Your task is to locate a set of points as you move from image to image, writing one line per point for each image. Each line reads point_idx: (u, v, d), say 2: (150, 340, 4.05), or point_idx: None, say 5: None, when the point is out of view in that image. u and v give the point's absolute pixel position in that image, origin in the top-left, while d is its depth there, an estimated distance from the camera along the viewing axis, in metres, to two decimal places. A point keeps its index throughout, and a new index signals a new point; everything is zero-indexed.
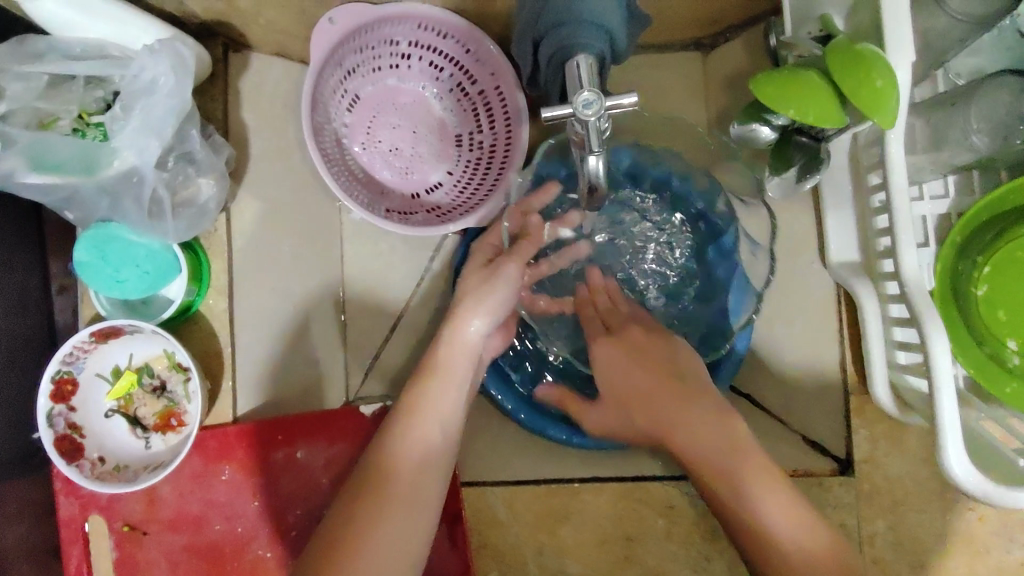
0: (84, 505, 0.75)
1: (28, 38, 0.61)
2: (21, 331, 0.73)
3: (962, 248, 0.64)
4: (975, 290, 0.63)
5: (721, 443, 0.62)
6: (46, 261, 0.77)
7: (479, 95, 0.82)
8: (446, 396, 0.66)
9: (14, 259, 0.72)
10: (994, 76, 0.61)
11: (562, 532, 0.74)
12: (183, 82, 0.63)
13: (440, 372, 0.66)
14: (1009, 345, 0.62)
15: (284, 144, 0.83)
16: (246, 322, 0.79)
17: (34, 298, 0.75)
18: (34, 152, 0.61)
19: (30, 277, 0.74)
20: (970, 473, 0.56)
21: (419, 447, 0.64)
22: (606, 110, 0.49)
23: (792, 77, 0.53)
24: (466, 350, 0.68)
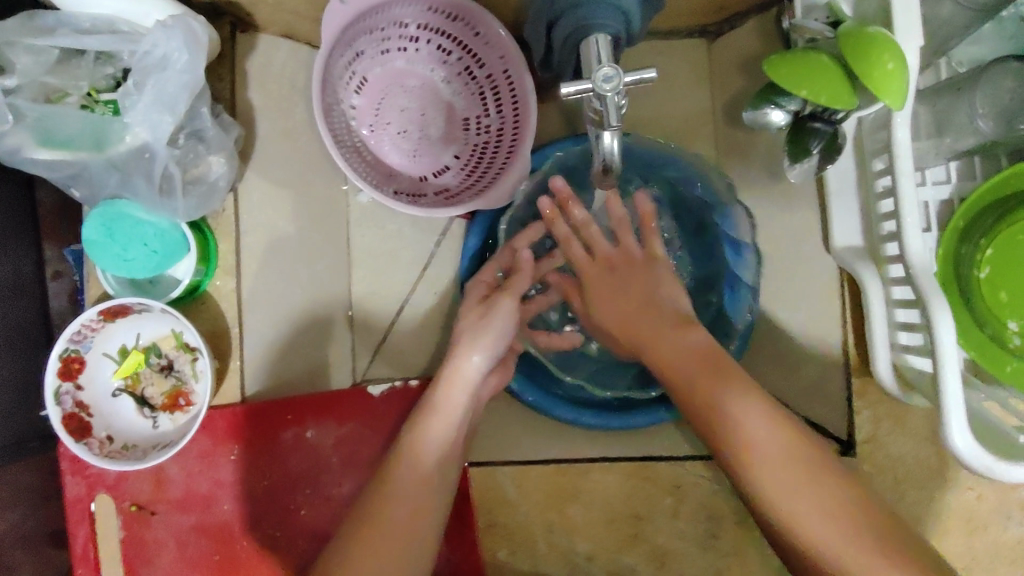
0: (91, 485, 0.75)
1: (37, 14, 0.60)
2: (16, 319, 0.73)
3: (965, 232, 0.66)
4: (977, 272, 0.65)
5: (700, 363, 0.63)
6: (40, 248, 0.77)
7: (487, 78, 0.82)
8: (442, 433, 0.68)
9: (6, 246, 0.72)
10: (998, 61, 0.62)
11: (570, 510, 0.75)
12: (195, 58, 0.63)
13: (433, 410, 0.68)
14: (1010, 326, 0.63)
15: (290, 126, 0.83)
16: (255, 303, 0.79)
17: (28, 280, 0.75)
18: (44, 127, 0.61)
19: (24, 261, 0.75)
20: (973, 448, 0.57)
21: (416, 471, 0.66)
22: (625, 86, 0.50)
23: (805, 59, 0.54)
24: (466, 387, 0.70)
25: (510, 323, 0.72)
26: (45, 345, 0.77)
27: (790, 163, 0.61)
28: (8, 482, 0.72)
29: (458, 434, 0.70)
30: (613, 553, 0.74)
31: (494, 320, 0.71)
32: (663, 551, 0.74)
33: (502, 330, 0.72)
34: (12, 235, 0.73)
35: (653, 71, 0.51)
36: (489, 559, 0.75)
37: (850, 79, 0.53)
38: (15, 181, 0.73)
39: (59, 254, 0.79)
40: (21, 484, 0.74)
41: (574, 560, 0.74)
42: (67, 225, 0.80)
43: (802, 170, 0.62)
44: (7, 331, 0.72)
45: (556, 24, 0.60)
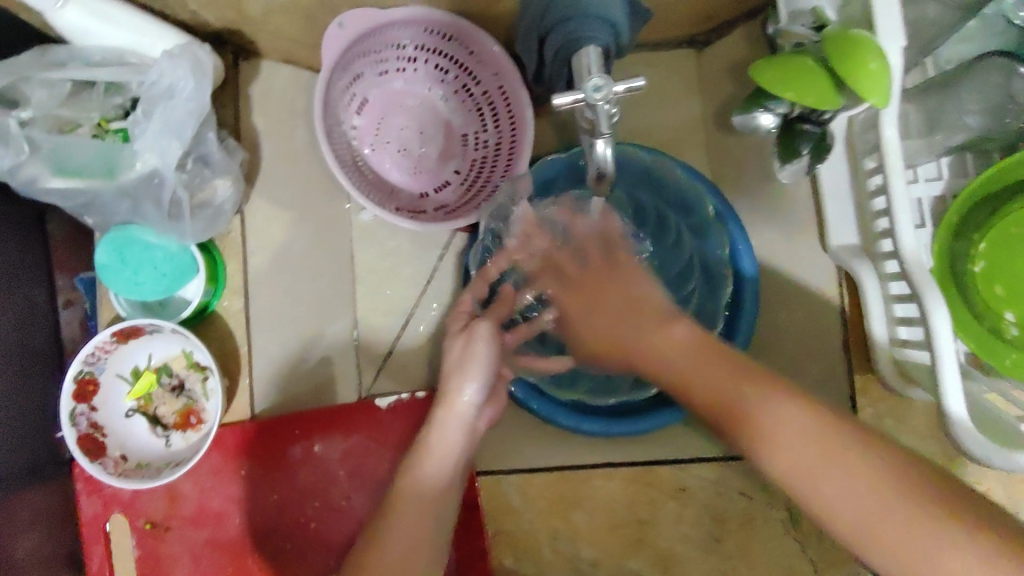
0: (107, 504, 0.76)
1: (49, 49, 0.63)
2: (32, 346, 0.75)
3: (960, 227, 0.66)
4: (972, 267, 0.66)
5: (699, 348, 0.55)
6: (52, 276, 0.79)
7: (484, 95, 0.84)
8: (432, 480, 0.64)
9: (20, 276, 0.75)
10: (991, 56, 0.63)
11: (575, 517, 0.76)
12: (201, 86, 0.65)
13: (427, 451, 0.65)
14: (1008, 318, 0.64)
15: (292, 148, 0.85)
16: (260, 321, 0.81)
17: (41, 310, 0.77)
18: (57, 158, 0.63)
19: (36, 291, 0.77)
20: (973, 436, 0.57)
21: (408, 536, 0.62)
22: (615, 94, 0.51)
23: (789, 62, 0.55)
24: (456, 425, 0.66)
25: (492, 351, 0.67)
26: (59, 368, 0.79)
27: (781, 165, 0.62)
28: (26, 508, 0.73)
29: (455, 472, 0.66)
30: (618, 558, 0.75)
31: (478, 349, 0.66)
32: (666, 555, 0.75)
33: (490, 360, 0.66)
34: (24, 266, 0.75)
35: (640, 78, 0.53)
36: (496, 567, 0.77)
37: (835, 79, 0.55)
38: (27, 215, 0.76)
39: (71, 283, 0.82)
40: (39, 509, 0.75)
41: (580, 566, 0.75)
42: (78, 253, 0.83)
43: (793, 171, 0.63)
44: (23, 357, 0.74)
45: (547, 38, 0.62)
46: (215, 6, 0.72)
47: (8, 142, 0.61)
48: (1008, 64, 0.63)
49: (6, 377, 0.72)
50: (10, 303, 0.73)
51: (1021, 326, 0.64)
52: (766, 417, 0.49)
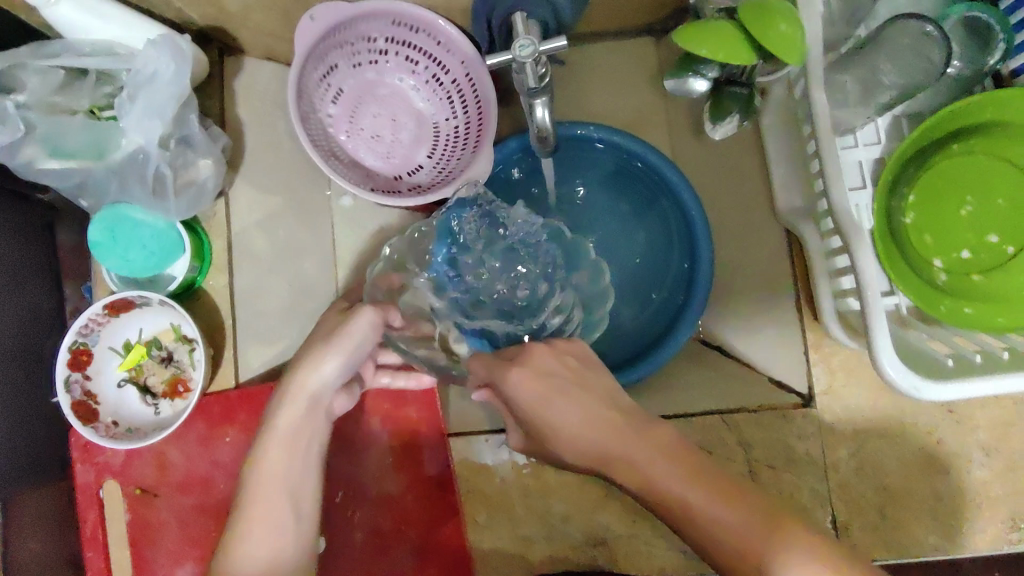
0: (99, 471, 0.81)
1: (46, 43, 0.69)
2: (35, 348, 0.80)
3: (893, 184, 0.68)
4: (904, 219, 0.67)
5: (684, 471, 0.58)
6: (59, 287, 0.84)
7: (452, 84, 0.89)
8: (277, 467, 0.62)
9: (25, 287, 0.79)
10: (900, 19, 0.66)
11: (546, 475, 0.79)
12: (182, 71, 0.71)
13: (276, 435, 0.63)
14: (937, 265, 0.66)
15: (274, 138, 0.91)
16: (244, 300, 0.87)
17: (46, 312, 0.82)
18: (51, 139, 0.69)
19: (44, 299, 0.82)
20: (897, 366, 0.61)
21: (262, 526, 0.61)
22: (541, 54, 0.56)
23: (707, 26, 0.59)
24: (298, 401, 0.64)
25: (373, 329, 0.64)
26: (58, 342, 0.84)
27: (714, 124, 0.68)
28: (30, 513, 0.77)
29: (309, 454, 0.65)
30: (587, 513, 0.78)
31: (351, 326, 0.63)
32: (634, 509, 0.77)
33: (365, 338, 0.65)
34: (29, 276, 0.80)
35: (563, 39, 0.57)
36: (470, 526, 0.79)
37: (750, 40, 0.59)
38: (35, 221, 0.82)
39: (76, 291, 0.87)
40: (44, 510, 0.79)
41: (552, 521, 0.78)
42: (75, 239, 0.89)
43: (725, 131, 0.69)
44: (25, 359, 0.78)
45: (493, 15, 0.67)
46: (197, 4, 0.79)
47: (6, 122, 0.66)
48: (919, 26, 0.65)
49: (9, 380, 0.75)
50: (15, 308, 0.77)
51: (950, 272, 0.66)
52: (786, 572, 0.51)
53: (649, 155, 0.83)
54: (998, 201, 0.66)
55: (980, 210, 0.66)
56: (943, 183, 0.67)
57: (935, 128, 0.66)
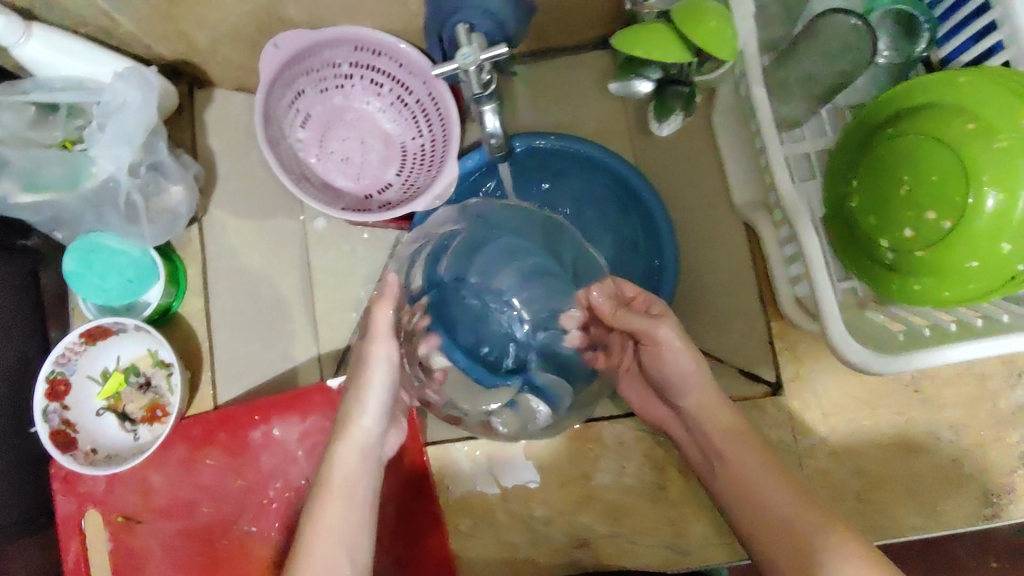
0: (81, 502, 0.80)
1: (18, 82, 0.73)
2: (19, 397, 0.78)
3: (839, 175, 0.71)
4: (850, 204, 0.69)
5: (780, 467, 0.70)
6: (45, 332, 0.84)
7: (417, 103, 0.93)
8: (337, 515, 0.62)
9: (12, 332, 0.78)
10: (830, 14, 0.70)
11: (524, 479, 0.79)
12: (148, 98, 0.74)
13: (331, 487, 0.63)
14: (883, 244, 0.66)
15: (247, 167, 0.94)
16: (221, 324, 0.91)
17: (30, 360, 0.81)
18: (26, 174, 0.71)
19: (29, 345, 0.81)
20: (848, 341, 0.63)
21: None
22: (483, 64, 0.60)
23: (643, 29, 0.62)
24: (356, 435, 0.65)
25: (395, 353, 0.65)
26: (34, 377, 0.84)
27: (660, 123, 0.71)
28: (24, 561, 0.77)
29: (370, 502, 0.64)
30: (569, 515, 0.78)
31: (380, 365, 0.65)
32: (615, 508, 0.78)
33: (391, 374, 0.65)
34: (16, 321, 0.79)
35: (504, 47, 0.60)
36: (453, 534, 0.79)
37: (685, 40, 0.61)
38: (17, 273, 0.79)
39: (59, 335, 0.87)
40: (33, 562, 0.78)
41: (533, 525, 0.78)
42: None
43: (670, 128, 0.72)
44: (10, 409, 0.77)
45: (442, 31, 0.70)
46: (166, 40, 0.82)
47: None
48: (845, 20, 0.69)
49: None
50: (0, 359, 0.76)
51: (896, 249, 0.65)
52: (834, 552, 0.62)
53: (623, 168, 0.86)
54: (932, 176, 0.63)
55: (924, 187, 0.64)
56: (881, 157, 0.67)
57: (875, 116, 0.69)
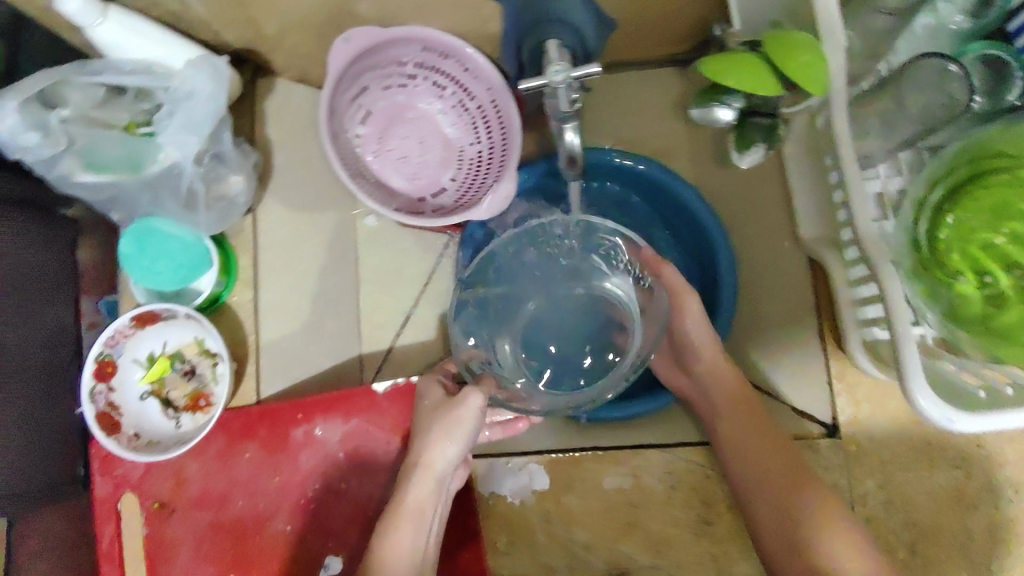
0: (117, 484, 0.81)
1: (88, 60, 0.70)
2: (53, 360, 0.84)
3: (935, 209, 0.65)
4: (936, 234, 0.65)
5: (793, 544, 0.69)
6: (78, 301, 0.89)
7: (478, 108, 0.92)
8: (420, 493, 0.70)
9: (51, 299, 0.84)
10: (920, 57, 0.68)
11: (566, 500, 0.79)
12: (218, 89, 0.72)
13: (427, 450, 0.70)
14: (963, 277, 0.63)
15: (306, 157, 0.94)
16: (269, 313, 0.90)
17: (69, 333, 0.87)
18: (89, 150, 0.70)
19: (65, 313, 0.86)
20: (934, 401, 0.61)
21: (400, 533, 0.69)
22: (575, 79, 0.55)
23: (734, 57, 0.60)
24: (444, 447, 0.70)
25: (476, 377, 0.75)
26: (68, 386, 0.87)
27: (740, 151, 0.72)
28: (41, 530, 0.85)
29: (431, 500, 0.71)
30: (610, 542, 0.78)
31: (462, 413, 0.70)
32: (658, 538, 0.78)
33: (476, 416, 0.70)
34: (52, 296, 0.84)
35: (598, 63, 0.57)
36: (491, 549, 0.80)
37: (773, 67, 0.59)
38: (56, 242, 0.85)
39: (95, 306, 0.92)
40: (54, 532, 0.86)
41: (572, 549, 0.79)
42: (101, 277, 0.93)
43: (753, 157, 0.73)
44: (43, 372, 0.83)
45: (523, 43, 0.67)
46: (236, 27, 0.82)
47: (50, 134, 0.67)
48: (942, 63, 0.67)
49: (25, 397, 0.80)
50: (36, 325, 0.82)
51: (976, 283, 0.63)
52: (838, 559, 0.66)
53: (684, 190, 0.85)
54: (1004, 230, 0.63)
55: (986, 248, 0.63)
56: (971, 200, 0.64)
57: (972, 150, 0.65)
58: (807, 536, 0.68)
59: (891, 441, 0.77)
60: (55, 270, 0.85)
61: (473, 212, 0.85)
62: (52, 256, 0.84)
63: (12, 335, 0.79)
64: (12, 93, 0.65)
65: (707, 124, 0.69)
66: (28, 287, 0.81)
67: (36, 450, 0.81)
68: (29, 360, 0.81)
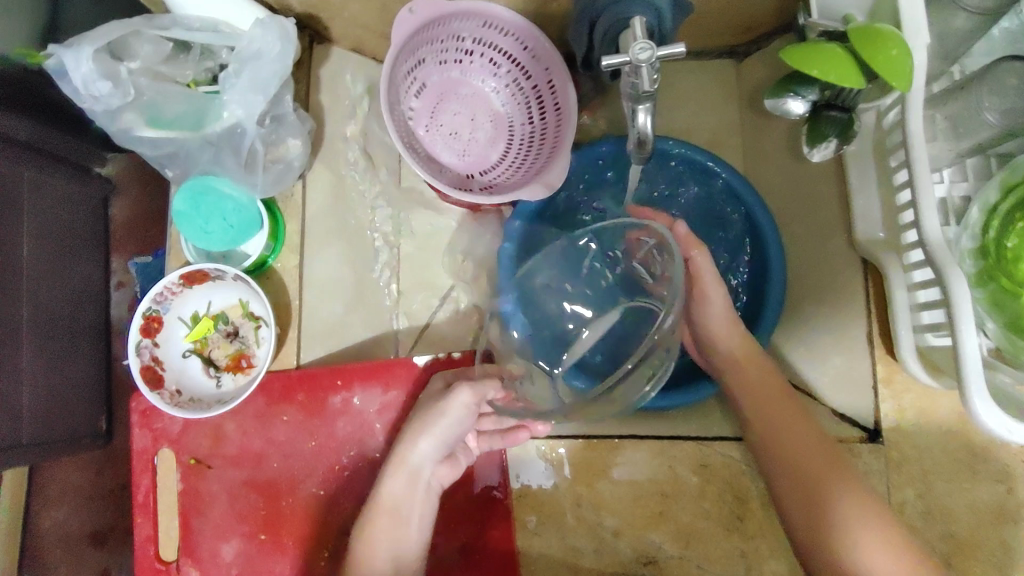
0: (156, 438, 0.82)
1: (157, 15, 0.71)
2: (86, 318, 0.94)
3: (1004, 215, 0.65)
4: (1005, 241, 0.64)
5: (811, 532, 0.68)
6: (107, 258, 0.99)
7: (533, 89, 0.91)
8: (402, 486, 0.76)
9: (82, 255, 0.94)
10: (999, 61, 0.67)
11: (599, 486, 0.79)
12: (286, 51, 0.72)
13: (409, 448, 0.76)
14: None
15: (354, 126, 0.93)
16: (313, 283, 0.87)
17: (96, 291, 0.96)
18: (152, 106, 0.71)
19: (94, 271, 0.96)
20: (992, 411, 0.60)
21: (383, 522, 0.75)
22: (658, 60, 0.55)
23: (818, 47, 0.59)
24: (422, 448, 0.76)
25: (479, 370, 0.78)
26: (94, 347, 0.95)
27: (811, 147, 0.74)
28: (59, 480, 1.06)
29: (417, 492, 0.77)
30: (639, 530, 0.77)
31: (445, 412, 0.75)
32: (688, 531, 0.77)
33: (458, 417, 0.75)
34: (87, 251, 0.95)
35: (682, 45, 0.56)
36: (520, 528, 0.80)
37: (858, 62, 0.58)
38: (91, 200, 0.96)
39: (124, 264, 1.02)
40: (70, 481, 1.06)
41: (602, 535, 0.77)
42: (128, 238, 1.02)
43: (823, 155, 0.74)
44: (75, 331, 0.91)
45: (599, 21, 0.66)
46: None
47: (119, 84, 0.68)
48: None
49: (65, 344, 0.89)
50: (75, 277, 0.92)
51: None
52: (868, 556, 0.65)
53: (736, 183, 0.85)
54: None
55: None
56: None
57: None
58: (842, 536, 0.66)
59: (933, 450, 0.76)
60: (88, 227, 0.95)
61: (531, 192, 0.84)
62: (85, 215, 0.95)
63: (61, 286, 0.89)
64: (87, 40, 0.64)
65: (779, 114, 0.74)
66: (67, 239, 0.91)
67: (72, 395, 0.91)
68: (65, 314, 0.89)
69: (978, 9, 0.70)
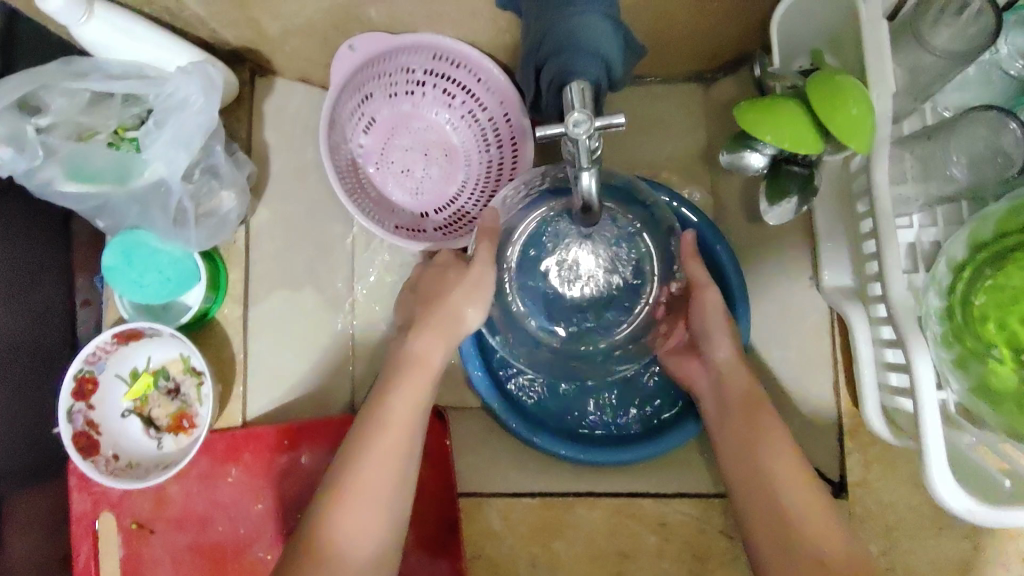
0: (96, 501, 0.78)
1: (73, 60, 0.66)
2: (45, 341, 0.78)
3: (971, 270, 0.59)
4: (973, 299, 0.58)
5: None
6: (72, 275, 0.82)
7: (489, 121, 0.86)
8: (391, 452, 0.63)
9: (38, 279, 0.77)
10: (974, 109, 0.63)
11: (556, 545, 0.76)
12: (211, 101, 0.68)
13: (404, 388, 0.66)
14: (995, 350, 0.56)
15: (301, 164, 0.87)
16: (259, 330, 0.84)
17: (57, 311, 0.79)
18: (75, 161, 0.66)
19: (55, 292, 0.79)
20: (950, 486, 0.58)
21: (366, 495, 0.61)
22: (596, 130, 0.51)
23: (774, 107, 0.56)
24: (416, 395, 0.67)
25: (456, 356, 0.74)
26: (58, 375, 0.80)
27: (769, 205, 0.73)
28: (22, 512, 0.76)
29: (408, 458, 0.65)
30: None
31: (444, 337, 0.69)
32: None
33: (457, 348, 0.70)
34: (44, 271, 0.77)
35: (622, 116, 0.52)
36: None
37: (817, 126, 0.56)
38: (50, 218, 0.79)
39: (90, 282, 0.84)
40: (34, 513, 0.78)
41: None
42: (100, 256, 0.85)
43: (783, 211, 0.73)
44: (30, 353, 0.75)
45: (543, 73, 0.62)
46: (236, 26, 0.76)
47: (25, 147, 0.63)
48: (998, 118, 0.61)
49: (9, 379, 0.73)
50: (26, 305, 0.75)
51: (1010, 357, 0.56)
52: None
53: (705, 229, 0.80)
54: None
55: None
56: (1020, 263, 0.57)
57: (1020, 219, 0.58)
58: None
59: (898, 504, 0.74)
60: (32, 235, 0.76)
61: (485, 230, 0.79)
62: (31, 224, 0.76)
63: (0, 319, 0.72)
64: None
65: (737, 169, 0.73)
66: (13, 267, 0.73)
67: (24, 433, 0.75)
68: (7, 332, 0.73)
69: (942, 53, 0.63)
